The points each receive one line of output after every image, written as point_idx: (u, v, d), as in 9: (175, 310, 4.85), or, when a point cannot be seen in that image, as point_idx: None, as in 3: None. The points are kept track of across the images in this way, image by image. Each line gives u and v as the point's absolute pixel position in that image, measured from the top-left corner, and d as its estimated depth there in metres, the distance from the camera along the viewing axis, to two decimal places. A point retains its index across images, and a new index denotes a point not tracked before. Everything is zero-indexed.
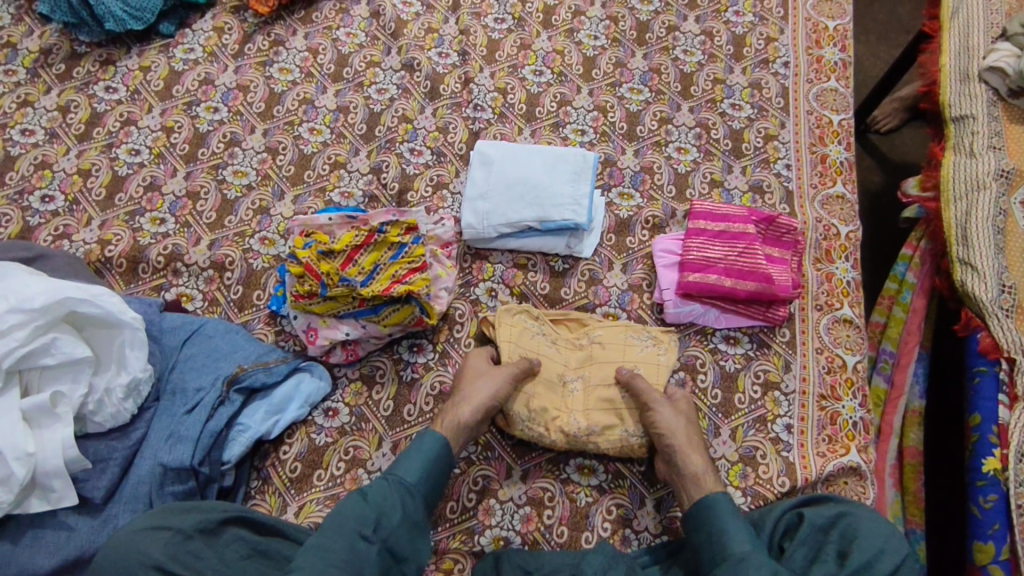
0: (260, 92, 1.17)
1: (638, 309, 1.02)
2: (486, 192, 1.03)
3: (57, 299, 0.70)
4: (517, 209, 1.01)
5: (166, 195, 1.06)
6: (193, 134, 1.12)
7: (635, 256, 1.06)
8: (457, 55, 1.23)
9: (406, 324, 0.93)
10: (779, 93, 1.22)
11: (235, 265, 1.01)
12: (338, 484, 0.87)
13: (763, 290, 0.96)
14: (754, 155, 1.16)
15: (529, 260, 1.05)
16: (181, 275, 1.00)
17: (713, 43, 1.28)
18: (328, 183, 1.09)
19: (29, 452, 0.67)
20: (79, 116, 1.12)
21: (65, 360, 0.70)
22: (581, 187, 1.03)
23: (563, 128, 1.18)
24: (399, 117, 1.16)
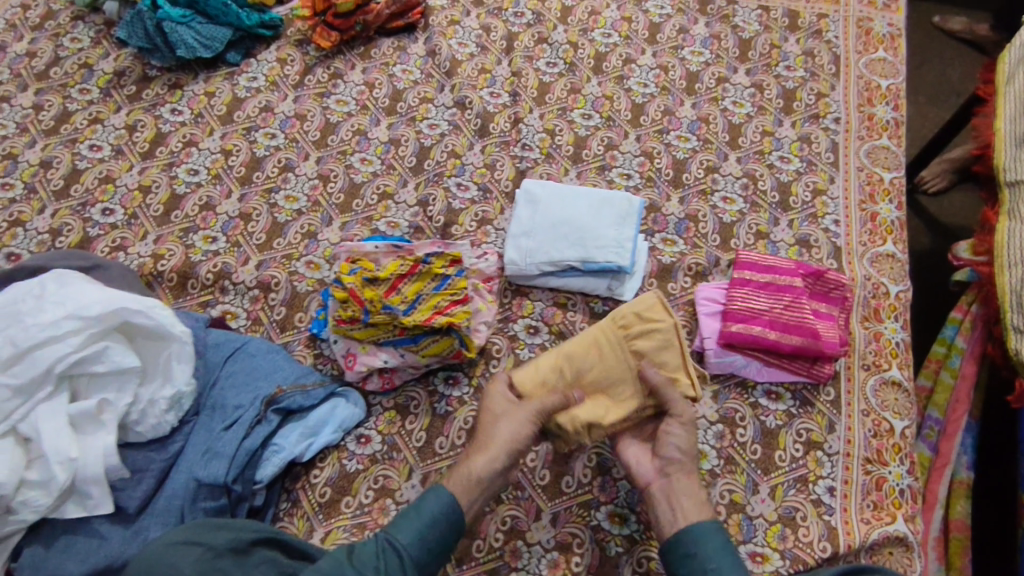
0: (316, 122, 1.21)
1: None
2: (530, 230, 1.04)
3: (112, 308, 0.72)
4: (561, 248, 1.02)
5: (220, 214, 1.09)
6: (251, 158, 1.16)
7: (676, 303, 1.05)
8: (508, 96, 1.26)
9: (445, 356, 0.93)
10: (828, 148, 1.22)
11: (281, 286, 1.03)
12: (365, 513, 0.86)
13: (808, 345, 0.93)
14: (802, 209, 1.15)
15: (568, 300, 1.04)
16: (228, 293, 1.03)
17: (762, 95, 1.28)
18: (376, 213, 1.11)
19: (71, 457, 0.68)
20: (144, 135, 1.17)
21: (116, 369, 0.72)
22: (626, 231, 1.03)
23: (609, 172, 1.19)
24: (449, 152, 1.18)
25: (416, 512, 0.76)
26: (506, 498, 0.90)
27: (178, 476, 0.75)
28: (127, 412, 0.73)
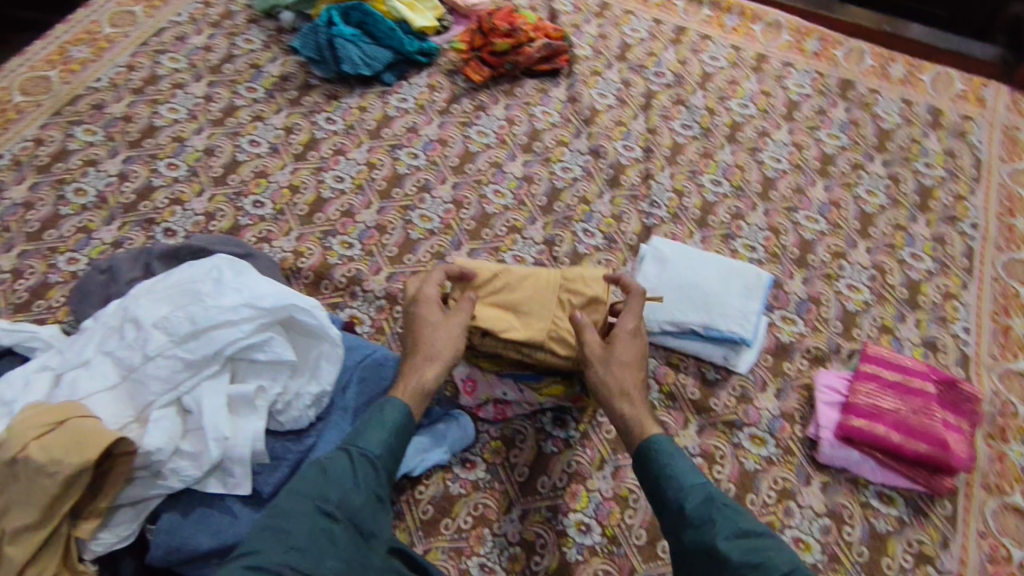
0: (457, 148, 1.26)
1: (789, 437, 0.98)
2: (656, 288, 1.05)
3: (283, 304, 0.77)
4: (684, 310, 1.03)
5: (359, 223, 1.15)
6: (392, 174, 1.22)
7: (791, 383, 1.03)
8: (641, 151, 1.29)
9: (562, 399, 0.95)
10: (963, 253, 1.19)
11: None
12: (463, 538, 0.87)
13: (934, 454, 0.91)
14: (931, 310, 1.12)
15: (682, 362, 1.04)
16: (357, 299, 1.07)
17: (898, 188, 1.27)
18: (503, 244, 1.15)
19: (225, 436, 0.73)
20: (299, 138, 1.25)
21: (275, 359, 0.77)
22: (751, 304, 1.03)
23: (734, 241, 1.18)
24: (579, 197, 1.21)
25: (365, 424, 0.79)
26: (601, 551, 0.88)
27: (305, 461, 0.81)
28: (274, 401, 0.78)
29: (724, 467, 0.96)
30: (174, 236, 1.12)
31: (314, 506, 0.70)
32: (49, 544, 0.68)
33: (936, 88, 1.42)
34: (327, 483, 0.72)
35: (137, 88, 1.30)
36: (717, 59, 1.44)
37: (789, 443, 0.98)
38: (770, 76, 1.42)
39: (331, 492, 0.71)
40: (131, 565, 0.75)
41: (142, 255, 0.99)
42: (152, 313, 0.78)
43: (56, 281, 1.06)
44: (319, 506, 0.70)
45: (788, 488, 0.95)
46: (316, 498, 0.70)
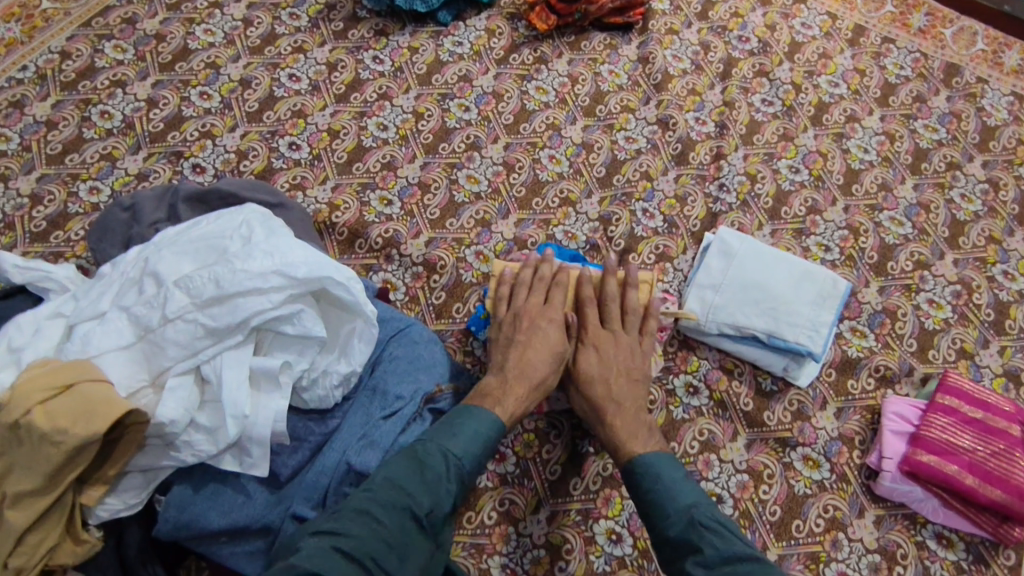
0: (512, 104, 1.15)
1: (846, 463, 0.91)
2: (719, 284, 0.95)
3: (317, 275, 0.71)
4: (749, 313, 0.93)
5: (400, 178, 1.06)
6: (440, 127, 1.11)
7: (855, 404, 0.94)
8: (715, 125, 1.16)
9: None
10: None
11: (446, 271, 0.99)
12: (485, 534, 0.83)
13: (1010, 504, 0.82)
14: (1018, 338, 1.01)
15: (736, 367, 0.96)
16: (392, 263, 1.00)
17: (996, 195, 1.14)
18: (554, 217, 1.05)
19: (245, 414, 0.68)
20: (342, 77, 1.14)
21: (304, 335, 0.71)
22: (823, 315, 0.93)
23: (807, 238, 1.07)
24: (641, 172, 1.10)
25: (457, 422, 0.75)
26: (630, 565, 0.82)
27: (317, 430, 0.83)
28: (300, 377, 0.73)
29: (771, 487, 0.89)
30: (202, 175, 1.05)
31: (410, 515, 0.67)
32: (52, 513, 0.64)
33: None
34: (425, 492, 0.69)
35: (172, 4, 1.20)
36: (810, 27, 1.28)
37: (845, 468, 0.90)
38: (867, 51, 1.27)
39: (420, 500, 0.68)
40: (137, 533, 0.72)
41: (168, 195, 0.92)
42: (174, 268, 0.72)
43: (77, 211, 1.00)
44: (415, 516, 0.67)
45: (838, 518, 0.88)
46: (411, 504, 0.68)
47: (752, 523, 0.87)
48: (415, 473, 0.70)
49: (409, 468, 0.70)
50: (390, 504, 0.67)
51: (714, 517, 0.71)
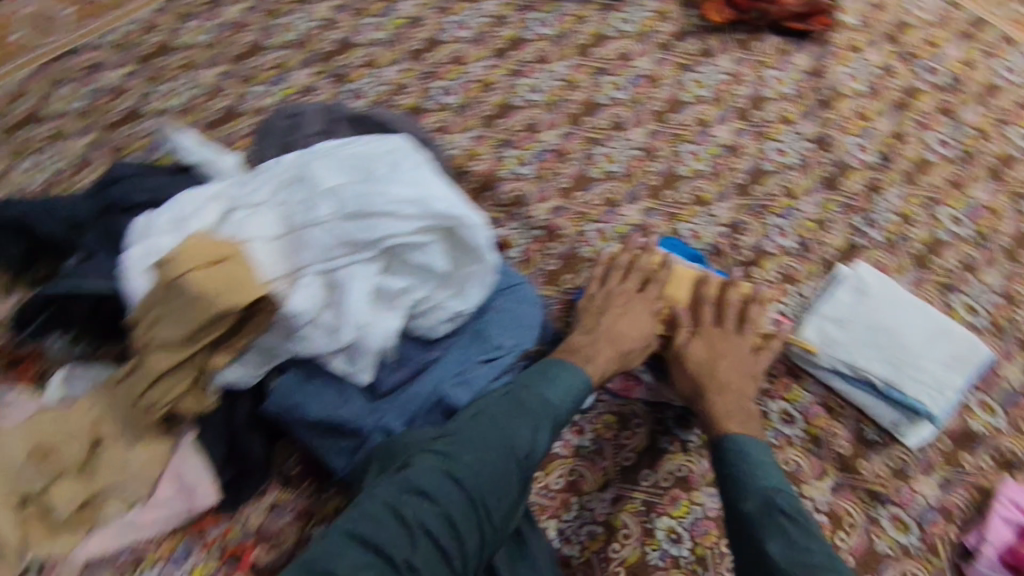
0: (665, 92, 1.12)
1: (938, 537, 0.84)
2: (844, 320, 0.92)
3: (453, 213, 0.73)
4: (869, 356, 0.90)
5: (539, 142, 1.07)
6: (589, 100, 1.11)
7: (963, 479, 0.87)
8: (877, 156, 1.09)
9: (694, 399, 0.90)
10: None
11: (564, 241, 0.99)
12: (547, 498, 0.84)
13: None
14: None
15: (840, 409, 0.90)
16: (514, 221, 1.01)
17: None
18: (683, 213, 1.03)
19: (362, 324, 0.72)
20: (506, 33, 1.16)
21: (426, 265, 0.74)
22: (951, 378, 0.89)
23: (952, 296, 0.99)
24: (784, 188, 1.05)
25: (547, 376, 0.78)
26: (685, 566, 0.81)
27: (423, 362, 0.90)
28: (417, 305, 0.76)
29: (850, 536, 0.83)
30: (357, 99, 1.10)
31: (517, 455, 0.70)
32: (185, 366, 0.73)
33: None
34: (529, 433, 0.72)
35: None
36: (1011, 70, 1.17)
37: (936, 541, 0.84)
38: None
39: (521, 442, 0.71)
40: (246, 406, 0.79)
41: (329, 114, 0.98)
42: (326, 176, 0.76)
43: (243, 112, 1.08)
44: (520, 458, 0.70)
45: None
46: (515, 446, 0.71)
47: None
48: (513, 419, 0.72)
49: (507, 413, 0.73)
50: (493, 445, 0.70)
51: (792, 505, 0.71)
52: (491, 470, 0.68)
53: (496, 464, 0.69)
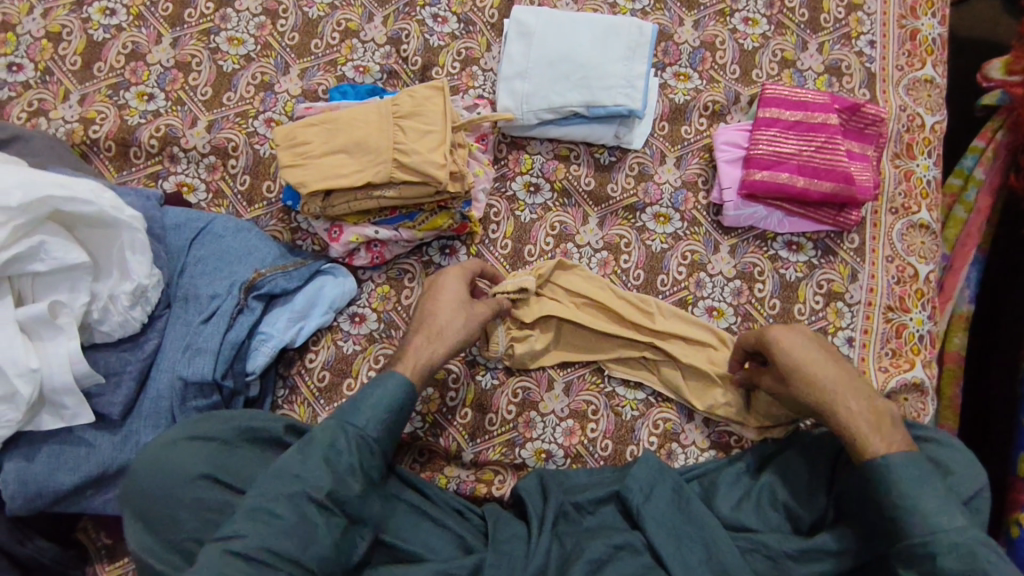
0: (293, 20, 1.12)
1: (839, 256, 1.03)
2: (525, 72, 1.03)
3: None
4: (563, 92, 1.02)
5: (191, 146, 1.06)
6: (217, 75, 1.09)
7: (904, 168, 1.07)
8: (457, 21, 1.11)
9: (443, 231, 0.99)
10: (862, 82, 1.10)
11: (240, 152, 1.06)
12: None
13: (840, 190, 0.98)
14: (857, 75, 1.10)
15: (571, 151, 1.07)
16: (179, 162, 1.06)
17: (782, 4, 1.12)
18: (340, 55, 1.10)
19: (33, 369, 0.72)
20: (73, 45, 1.11)
21: (69, 421, 0.78)
22: (635, 68, 1.02)
23: (512, 182, 1.05)
24: (462, 61, 1.10)
25: (169, 461, 0.75)
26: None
27: (159, 376, 0.82)
28: (87, 312, 0.77)
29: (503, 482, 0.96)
30: (227, 34, 1.11)
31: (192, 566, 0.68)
32: None
33: None
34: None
35: None
36: None
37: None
38: None
39: (322, 481, 0.73)
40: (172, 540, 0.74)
41: None
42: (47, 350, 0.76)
43: None
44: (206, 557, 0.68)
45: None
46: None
47: (677, 403, 0.99)
48: (232, 466, 0.77)
49: (231, 461, 0.77)
50: (178, 471, 0.74)
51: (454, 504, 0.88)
52: (143, 511, 0.75)
53: (140, 503, 0.75)
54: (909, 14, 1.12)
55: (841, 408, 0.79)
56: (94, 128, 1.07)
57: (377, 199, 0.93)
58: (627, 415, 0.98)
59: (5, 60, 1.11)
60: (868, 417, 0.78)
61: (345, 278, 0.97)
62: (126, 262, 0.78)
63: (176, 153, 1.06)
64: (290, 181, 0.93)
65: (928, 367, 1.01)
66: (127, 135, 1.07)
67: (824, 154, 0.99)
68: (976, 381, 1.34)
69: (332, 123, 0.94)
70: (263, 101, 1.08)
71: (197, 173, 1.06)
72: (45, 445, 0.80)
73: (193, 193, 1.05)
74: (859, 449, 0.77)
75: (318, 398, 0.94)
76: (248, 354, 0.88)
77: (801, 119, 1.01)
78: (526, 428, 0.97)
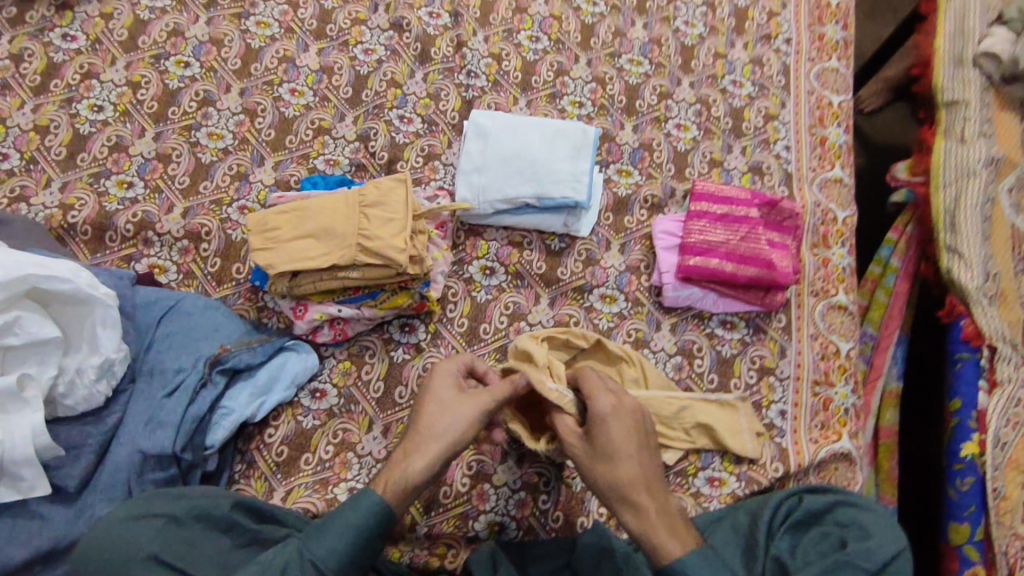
0: (270, 118, 1.23)
1: (768, 334, 1.13)
2: (482, 168, 1.14)
3: None
4: (516, 186, 1.13)
5: (166, 231, 1.12)
6: (196, 166, 1.18)
7: (822, 256, 1.19)
8: (421, 122, 1.23)
9: (403, 309, 1.05)
10: (781, 180, 1.24)
11: (212, 236, 1.12)
12: (327, 468, 0.99)
13: (763, 275, 1.09)
14: (776, 175, 1.24)
15: (524, 238, 1.16)
16: (153, 245, 1.12)
17: (709, 113, 1.28)
18: (312, 150, 1.21)
19: None
20: (60, 138, 1.19)
21: (25, 495, 0.79)
22: (581, 164, 1.14)
23: (469, 266, 1.14)
24: (425, 157, 1.21)
25: (118, 540, 0.72)
26: None
27: (117, 449, 0.84)
28: (52, 385, 0.80)
29: (457, 556, 0.98)
30: (208, 130, 1.21)
31: None
32: None
33: (763, 22, 1.37)
34: None
35: None
36: (602, 22, 1.34)
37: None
38: (660, 49, 1.33)
39: None
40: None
41: None
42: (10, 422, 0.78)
43: None
44: None
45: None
46: None
47: None
48: (179, 545, 0.74)
49: (178, 540, 0.74)
50: (126, 548, 0.72)
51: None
52: None
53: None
54: (818, 124, 1.28)
55: (646, 509, 0.80)
56: (72, 213, 1.13)
57: (343, 279, 1.00)
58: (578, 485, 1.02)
59: None
60: (666, 510, 0.82)
61: (307, 354, 1.02)
62: (96, 337, 0.82)
63: (151, 236, 1.12)
64: (260, 264, 0.99)
65: (855, 437, 1.09)
66: (104, 220, 1.13)
67: (748, 243, 1.11)
68: (913, 452, 1.41)
69: (301, 210, 1.01)
70: (238, 190, 1.16)
71: (169, 255, 1.12)
72: None
73: (164, 274, 1.10)
74: (657, 551, 0.79)
75: (277, 472, 0.97)
76: (208, 429, 0.91)
77: (727, 211, 1.14)
78: (479, 500, 1.00)
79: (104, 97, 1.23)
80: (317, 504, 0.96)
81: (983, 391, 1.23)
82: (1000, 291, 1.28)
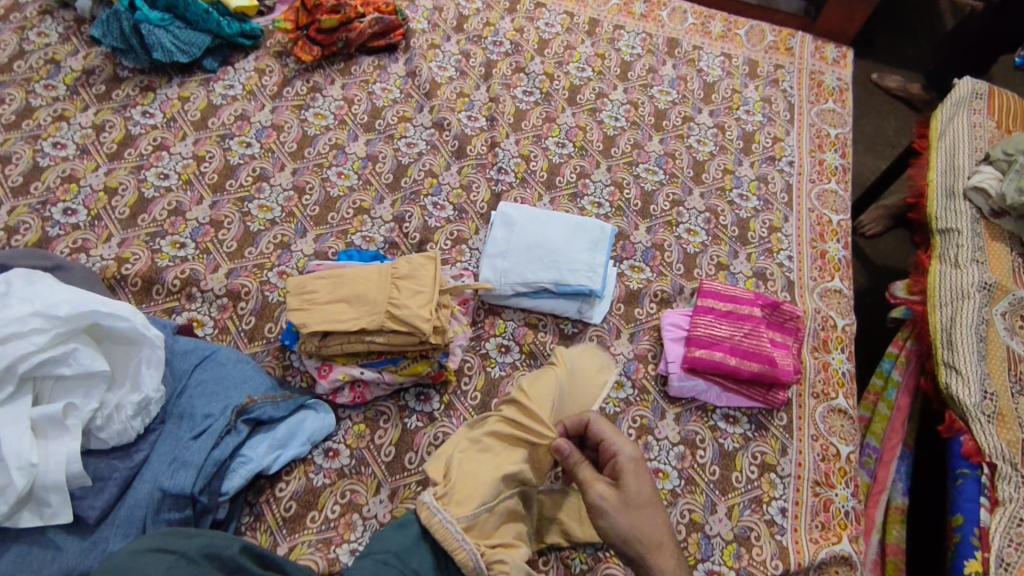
0: (317, 196, 1.35)
1: (770, 431, 1.16)
2: (505, 253, 1.24)
3: None
4: (536, 272, 1.21)
5: (208, 288, 1.21)
6: (244, 233, 1.29)
7: (822, 360, 1.25)
8: (452, 209, 1.35)
9: (421, 377, 1.11)
10: (783, 286, 1.32)
11: (250, 296, 1.21)
12: (331, 528, 0.99)
13: (765, 371, 1.14)
14: (779, 280, 1.33)
15: (540, 320, 1.24)
16: (195, 301, 1.20)
17: (717, 222, 1.39)
18: (351, 226, 1.32)
19: (32, 463, 0.79)
20: (126, 200, 1.31)
21: (48, 521, 0.82)
22: (597, 257, 1.24)
23: (486, 342, 1.20)
24: (453, 240, 1.31)
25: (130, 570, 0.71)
26: None
27: (140, 486, 0.88)
28: (91, 417, 0.86)
29: None
30: (259, 203, 1.33)
31: None
32: None
33: (768, 145, 1.51)
34: None
35: (12, 125, 1.39)
36: (622, 135, 1.49)
37: (709, 496, 1.09)
38: (675, 161, 1.46)
39: None
40: None
41: None
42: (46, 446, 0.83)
43: None
44: None
45: (738, 508, 1.09)
46: None
47: None
48: None
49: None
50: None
51: None
52: None
53: None
54: (819, 238, 1.39)
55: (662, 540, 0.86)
56: (126, 266, 1.23)
57: (370, 343, 1.06)
58: (576, 567, 1.01)
59: (62, 206, 1.29)
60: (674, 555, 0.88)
61: (326, 413, 1.07)
62: (139, 375, 0.90)
63: (194, 292, 1.21)
64: (294, 323, 1.06)
65: (856, 542, 1.09)
66: (154, 275, 1.22)
67: (751, 340, 1.18)
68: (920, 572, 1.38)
69: (338, 278, 1.11)
70: (280, 257, 1.26)
71: (208, 311, 1.19)
72: (14, 544, 0.83)
73: (200, 327, 1.18)
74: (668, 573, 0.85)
75: (282, 527, 0.99)
76: (225, 475, 0.94)
77: (732, 309, 1.21)
78: None
79: (171, 166, 1.36)
80: (319, 563, 0.95)
81: (985, 509, 1.21)
82: (999, 411, 1.28)
